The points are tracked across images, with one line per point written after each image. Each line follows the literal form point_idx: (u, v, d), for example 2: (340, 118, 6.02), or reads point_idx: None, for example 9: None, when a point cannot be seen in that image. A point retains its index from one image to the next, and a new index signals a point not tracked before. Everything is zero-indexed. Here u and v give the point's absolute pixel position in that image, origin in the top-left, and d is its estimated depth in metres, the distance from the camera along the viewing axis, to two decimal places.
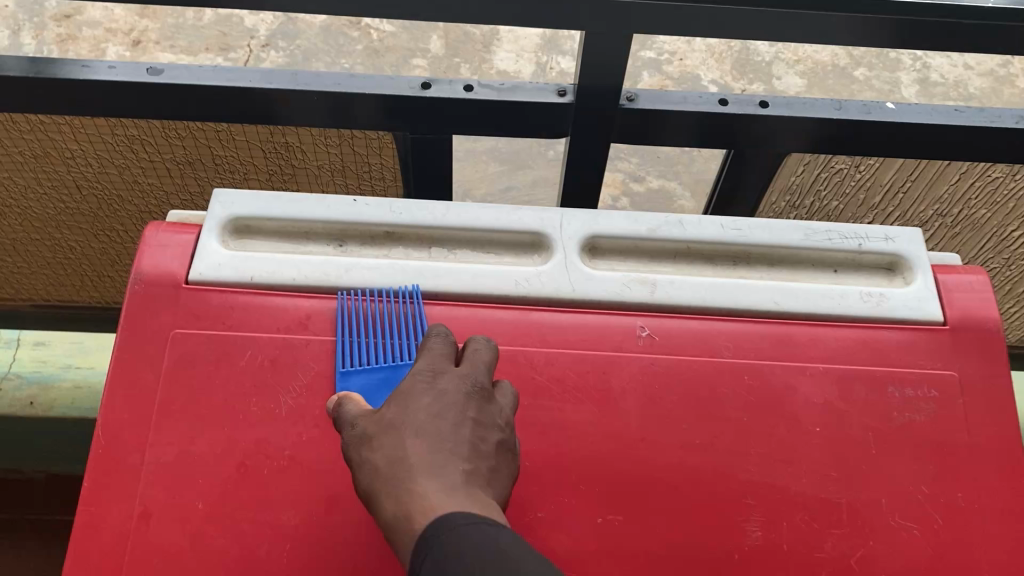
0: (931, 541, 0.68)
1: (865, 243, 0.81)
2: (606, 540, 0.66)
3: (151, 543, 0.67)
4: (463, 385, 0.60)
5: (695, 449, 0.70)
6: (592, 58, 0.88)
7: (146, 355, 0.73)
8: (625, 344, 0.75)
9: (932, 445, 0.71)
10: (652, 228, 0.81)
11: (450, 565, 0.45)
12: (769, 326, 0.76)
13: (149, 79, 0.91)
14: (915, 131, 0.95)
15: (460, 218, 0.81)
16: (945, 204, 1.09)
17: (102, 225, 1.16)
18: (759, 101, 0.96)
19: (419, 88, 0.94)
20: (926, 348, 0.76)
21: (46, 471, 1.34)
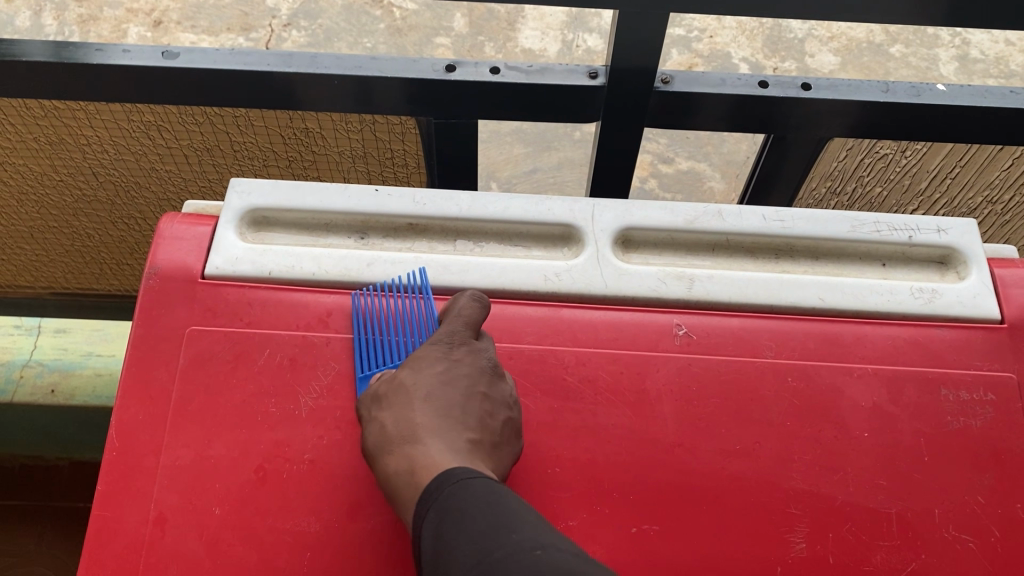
0: (988, 555, 0.64)
1: (916, 234, 0.76)
2: (641, 552, 0.63)
3: (166, 550, 0.64)
4: (478, 362, 0.65)
5: (735, 455, 0.66)
6: (626, 39, 0.84)
7: (160, 353, 0.70)
8: (661, 343, 0.71)
9: (989, 451, 0.67)
10: (689, 219, 0.76)
11: (454, 519, 0.51)
12: (814, 324, 0.72)
13: (163, 64, 0.87)
14: (968, 114, 0.90)
15: (486, 209, 0.77)
16: (995, 190, 1.03)
17: (119, 212, 1.14)
18: (801, 83, 0.91)
19: (443, 71, 0.90)
20: (982, 348, 0.71)
21: (69, 459, 1.34)
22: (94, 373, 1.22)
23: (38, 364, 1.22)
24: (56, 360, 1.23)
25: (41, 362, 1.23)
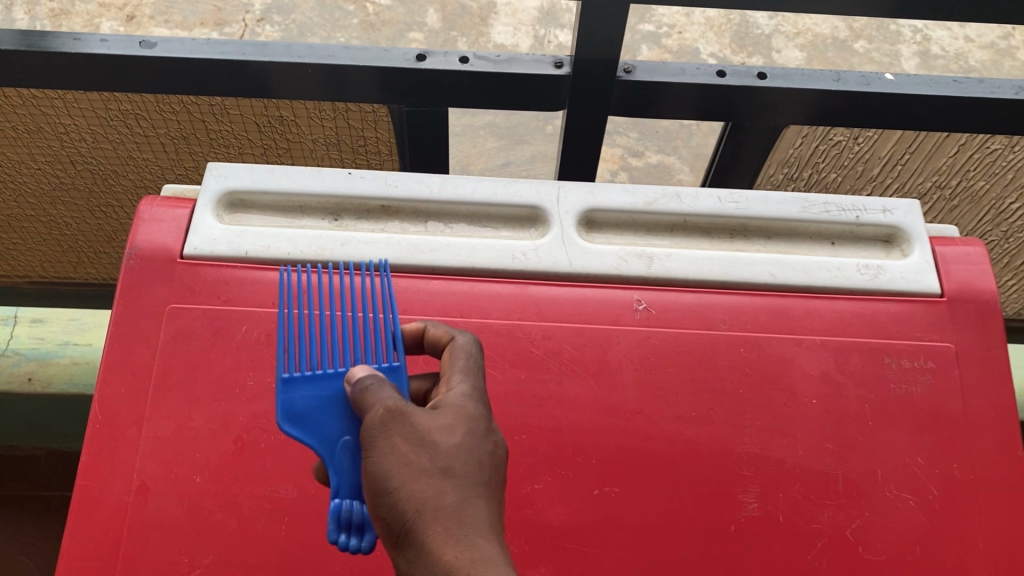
0: (926, 512, 0.68)
1: (863, 215, 0.80)
2: (602, 513, 0.67)
3: (150, 517, 0.67)
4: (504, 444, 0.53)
5: (692, 421, 0.70)
6: (589, 29, 0.87)
7: (142, 330, 0.73)
8: (622, 317, 0.74)
9: (929, 416, 0.72)
10: (649, 201, 0.80)
11: None
12: (766, 299, 0.76)
13: (140, 53, 0.90)
14: (916, 102, 0.95)
15: (456, 191, 0.80)
16: (943, 176, 1.08)
17: (97, 201, 1.16)
18: (758, 73, 0.95)
19: (414, 60, 0.93)
20: (924, 320, 0.75)
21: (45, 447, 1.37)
22: (71, 361, 1.23)
23: (15, 353, 1.22)
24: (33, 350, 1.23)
25: (17, 352, 1.23)
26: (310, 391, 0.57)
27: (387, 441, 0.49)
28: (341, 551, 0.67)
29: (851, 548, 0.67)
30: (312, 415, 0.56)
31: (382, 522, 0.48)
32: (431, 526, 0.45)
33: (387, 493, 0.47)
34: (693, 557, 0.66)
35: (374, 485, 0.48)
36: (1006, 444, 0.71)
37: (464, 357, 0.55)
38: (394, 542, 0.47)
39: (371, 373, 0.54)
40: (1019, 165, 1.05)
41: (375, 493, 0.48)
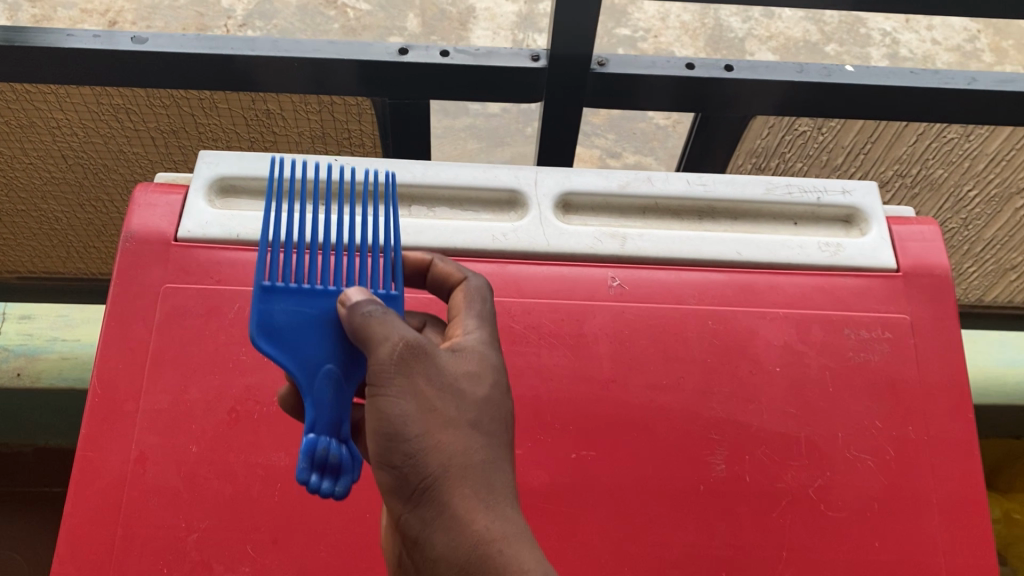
0: (883, 471, 0.73)
1: (824, 196, 0.85)
2: (579, 475, 0.71)
3: (147, 485, 0.70)
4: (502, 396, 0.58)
5: (663, 389, 0.75)
6: (563, 23, 0.92)
7: (138, 308, 0.76)
8: (597, 293, 0.78)
9: (885, 382, 0.76)
10: (622, 184, 0.84)
11: None
12: (732, 275, 0.80)
13: (132, 48, 0.93)
14: (874, 92, 1.00)
15: (438, 176, 0.84)
16: (904, 164, 1.15)
17: (87, 195, 1.19)
18: (725, 65, 1.00)
19: (396, 54, 0.97)
20: (881, 294, 0.80)
21: (33, 445, 1.37)
22: (61, 356, 1.25)
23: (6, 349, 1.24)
24: (21, 346, 1.23)
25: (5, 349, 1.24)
26: (287, 310, 0.57)
27: (409, 379, 0.51)
28: (331, 516, 0.70)
29: (814, 505, 0.71)
30: (290, 335, 0.57)
31: (393, 458, 0.51)
32: (459, 479, 0.50)
33: (407, 434, 0.51)
34: (665, 514, 0.70)
35: (388, 420, 0.51)
36: (959, 408, 0.76)
37: (473, 301, 0.59)
38: (404, 482, 0.51)
39: (371, 297, 0.54)
40: (974, 154, 1.11)
41: (389, 429, 0.51)
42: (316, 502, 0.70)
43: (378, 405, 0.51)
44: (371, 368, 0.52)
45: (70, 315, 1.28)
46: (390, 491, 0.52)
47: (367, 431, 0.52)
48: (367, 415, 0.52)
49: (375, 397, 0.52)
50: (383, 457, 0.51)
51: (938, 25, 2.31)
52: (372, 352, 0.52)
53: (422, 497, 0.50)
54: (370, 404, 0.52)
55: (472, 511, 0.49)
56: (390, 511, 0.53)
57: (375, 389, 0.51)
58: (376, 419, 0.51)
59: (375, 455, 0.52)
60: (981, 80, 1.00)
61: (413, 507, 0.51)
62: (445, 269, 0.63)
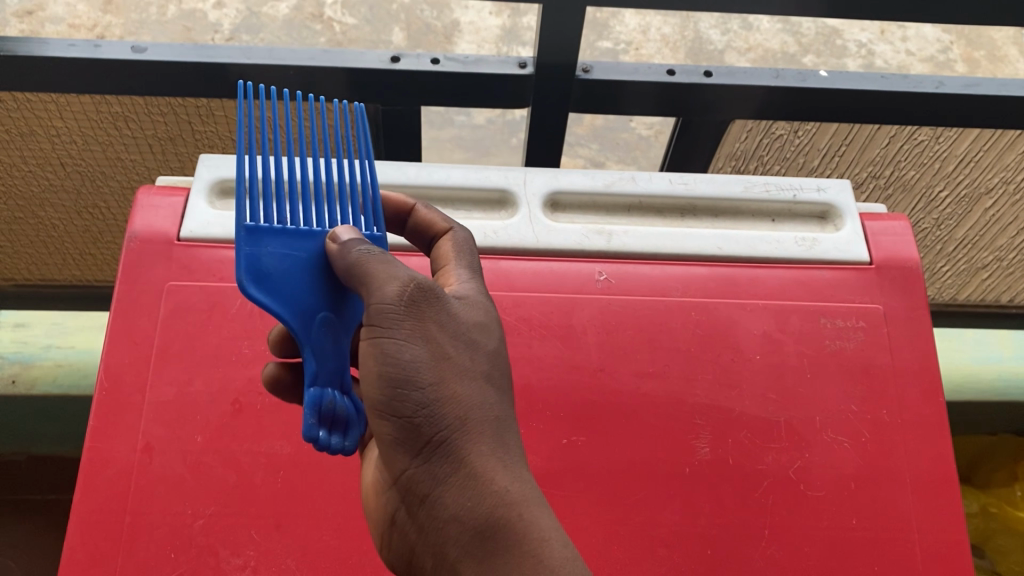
0: (859, 452, 0.77)
1: (800, 194, 0.89)
2: (570, 459, 0.74)
3: (154, 473, 0.73)
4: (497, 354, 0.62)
5: (648, 377, 0.78)
6: (549, 32, 0.96)
7: (143, 305, 0.79)
8: (585, 287, 0.82)
9: (860, 368, 0.80)
10: (608, 184, 0.88)
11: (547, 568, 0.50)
12: (714, 269, 0.84)
13: (132, 57, 0.96)
14: (847, 96, 1.04)
15: (431, 177, 0.87)
16: (878, 166, 1.20)
17: (84, 202, 1.21)
18: (703, 71, 1.05)
19: (389, 62, 1.01)
20: (854, 285, 0.84)
21: (27, 454, 1.32)
22: (55, 364, 1.15)
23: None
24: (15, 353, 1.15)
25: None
26: (270, 254, 0.58)
27: (422, 326, 0.55)
28: (332, 502, 0.73)
29: (794, 485, 0.75)
30: (279, 279, 0.57)
31: (403, 404, 0.54)
32: (472, 429, 0.53)
33: (421, 380, 0.54)
34: (652, 496, 0.73)
35: (401, 363, 0.54)
36: (930, 392, 0.80)
37: (462, 252, 0.64)
38: (413, 429, 0.54)
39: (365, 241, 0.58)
40: (945, 155, 1.16)
41: (401, 374, 0.54)
42: (317, 488, 0.73)
43: (391, 350, 0.54)
44: (382, 312, 0.55)
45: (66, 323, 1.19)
46: (396, 437, 0.54)
47: (374, 375, 0.55)
48: (375, 359, 0.55)
49: (387, 341, 0.54)
50: (394, 402, 0.54)
51: None
52: (382, 295, 0.55)
53: (434, 445, 0.53)
54: (380, 348, 0.54)
55: (486, 464, 0.53)
56: (392, 463, 0.55)
57: (387, 334, 0.54)
58: (388, 364, 0.54)
59: (383, 401, 0.54)
60: (947, 84, 1.05)
61: (423, 454, 0.54)
62: (430, 217, 0.69)
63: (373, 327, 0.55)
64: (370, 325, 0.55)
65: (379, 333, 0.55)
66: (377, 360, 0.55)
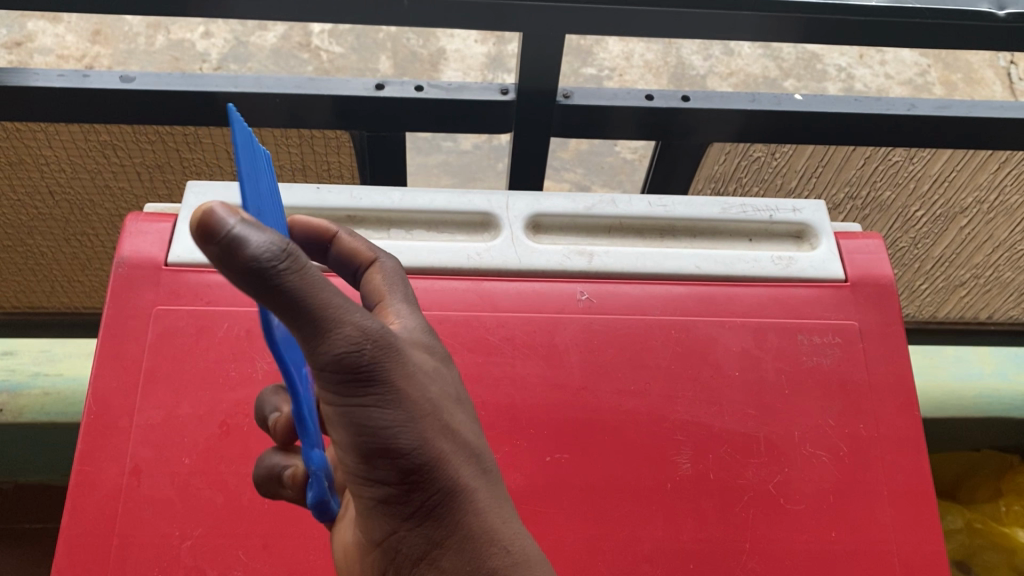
0: (837, 465, 0.78)
1: (776, 214, 0.91)
2: (554, 476, 0.75)
3: (142, 496, 0.73)
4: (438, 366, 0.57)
5: (630, 394, 0.80)
6: (529, 60, 0.98)
7: (131, 330, 0.80)
8: (567, 307, 0.84)
9: (837, 383, 0.82)
10: (588, 206, 0.90)
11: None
12: (693, 288, 0.86)
13: (121, 86, 0.98)
14: (822, 118, 1.07)
15: (414, 201, 0.89)
16: (854, 187, 1.22)
17: (73, 230, 1.22)
18: (682, 96, 1.08)
19: (373, 89, 1.03)
20: (831, 302, 0.86)
21: (14, 482, 1.30)
22: (43, 392, 1.15)
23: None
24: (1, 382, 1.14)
25: None
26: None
27: (393, 388, 0.48)
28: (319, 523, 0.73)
29: (774, 500, 0.76)
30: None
31: (385, 472, 0.49)
32: (459, 483, 0.51)
33: (402, 448, 0.49)
34: (635, 512, 0.75)
35: (377, 433, 0.48)
36: (906, 406, 0.81)
37: (395, 283, 0.58)
38: (399, 495, 0.50)
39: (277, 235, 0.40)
40: (919, 175, 1.18)
41: (379, 445, 0.48)
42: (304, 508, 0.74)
43: (364, 421, 0.48)
44: (341, 381, 0.46)
45: (54, 350, 1.18)
46: (380, 502, 0.51)
47: (345, 443, 0.49)
48: (343, 427, 0.49)
49: (354, 410, 0.48)
50: (374, 472, 0.49)
51: (891, 61, 2.38)
52: (335, 354, 0.44)
53: (423, 508, 0.51)
54: (348, 417, 0.48)
55: (480, 518, 0.51)
56: (373, 522, 0.52)
57: (353, 403, 0.47)
58: (361, 434, 0.48)
59: (361, 470, 0.50)
60: (920, 106, 1.08)
61: (412, 518, 0.51)
62: (353, 244, 0.60)
63: (334, 395, 0.47)
64: (325, 390, 0.48)
65: (343, 401, 0.47)
66: (345, 428, 0.48)
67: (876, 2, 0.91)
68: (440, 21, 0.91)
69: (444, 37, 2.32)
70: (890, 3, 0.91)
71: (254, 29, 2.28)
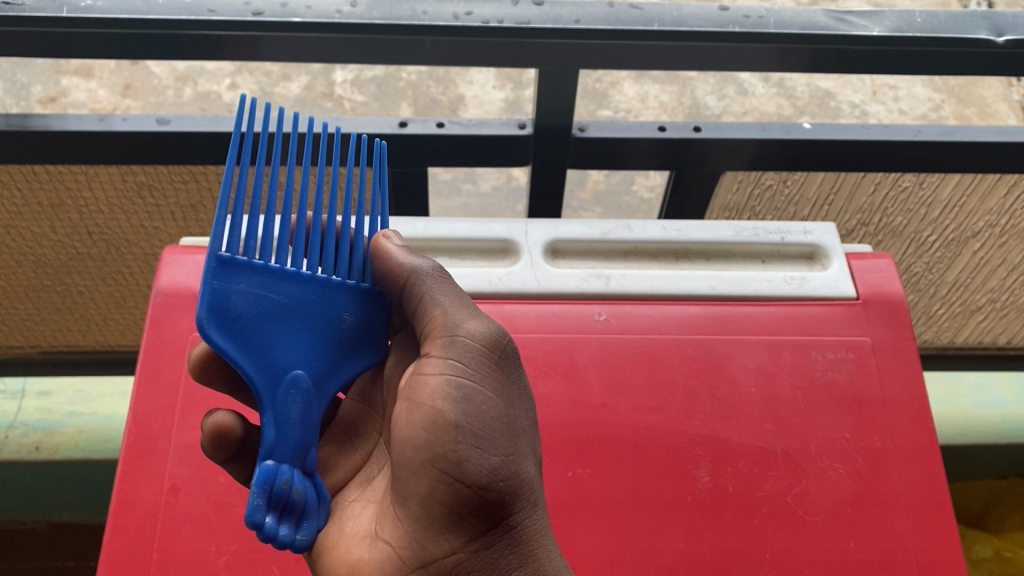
0: (853, 476, 0.80)
1: (787, 236, 0.94)
2: (576, 490, 0.78)
3: (181, 513, 0.76)
4: None
5: (649, 411, 0.82)
6: (547, 97, 1.03)
7: (169, 355, 0.84)
8: (587, 327, 0.86)
9: (852, 397, 0.84)
10: (605, 231, 0.93)
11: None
12: (707, 308, 0.89)
13: (157, 128, 1.04)
14: (830, 145, 1.10)
15: (437, 230, 0.92)
16: (866, 213, 1.26)
17: (109, 269, 1.27)
18: (693, 127, 1.12)
19: (397, 127, 1.07)
20: (844, 319, 0.88)
21: (46, 520, 1.30)
22: (78, 430, 1.18)
23: (23, 424, 1.18)
24: (41, 420, 1.18)
25: (24, 424, 1.18)
26: (243, 288, 0.61)
27: (504, 387, 0.66)
28: None
29: (792, 510, 0.78)
30: (242, 318, 0.60)
31: (476, 457, 0.63)
32: (529, 497, 0.65)
33: (497, 438, 0.64)
34: (656, 524, 0.77)
35: (483, 415, 0.64)
36: (921, 418, 0.83)
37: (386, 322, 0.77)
38: (481, 485, 0.63)
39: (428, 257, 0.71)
40: (930, 201, 1.21)
41: (481, 426, 0.64)
42: None
43: (478, 402, 0.64)
44: (475, 356, 0.66)
45: (88, 390, 1.22)
46: (457, 485, 0.63)
47: (451, 417, 0.63)
48: (458, 402, 0.64)
49: (471, 391, 0.64)
50: (468, 454, 0.63)
51: (904, 98, 2.39)
52: (468, 329, 0.67)
53: (493, 497, 0.63)
54: (466, 393, 0.64)
55: (537, 532, 0.64)
56: (445, 507, 0.63)
57: (475, 385, 0.65)
58: (471, 414, 0.64)
59: (456, 449, 0.63)
60: (926, 132, 1.10)
61: (481, 504, 0.63)
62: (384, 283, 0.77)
63: (461, 370, 0.65)
64: (451, 365, 0.65)
65: (465, 378, 0.65)
66: (460, 403, 0.64)
67: (877, 32, 0.94)
68: (460, 61, 0.96)
69: (464, 84, 2.38)
70: (890, 32, 0.94)
71: (279, 79, 2.34)
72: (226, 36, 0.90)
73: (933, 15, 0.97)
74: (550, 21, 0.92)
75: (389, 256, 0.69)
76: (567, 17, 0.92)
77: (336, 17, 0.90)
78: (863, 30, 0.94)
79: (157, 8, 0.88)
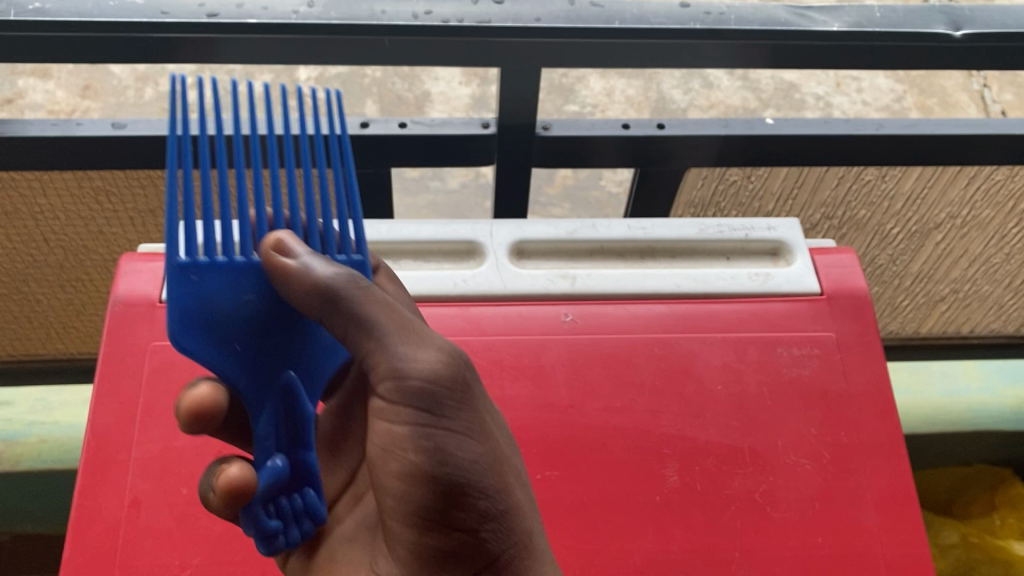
0: (820, 472, 0.80)
1: (752, 232, 0.94)
2: (544, 493, 0.77)
3: (142, 526, 0.75)
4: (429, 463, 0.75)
5: (617, 411, 0.82)
6: (508, 95, 1.02)
7: (128, 366, 0.82)
8: (553, 328, 0.86)
9: (817, 393, 0.84)
10: (570, 231, 0.93)
11: None
12: (673, 306, 0.89)
13: (112, 133, 1.02)
14: (791, 139, 1.11)
15: (401, 233, 0.91)
16: (830, 208, 1.26)
17: (67, 276, 1.25)
18: (657, 124, 1.12)
19: (358, 128, 1.06)
20: (808, 315, 0.89)
21: (8, 533, 1.27)
22: (40, 439, 1.14)
23: None
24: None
25: None
26: None
27: (477, 421, 0.62)
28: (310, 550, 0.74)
29: (760, 508, 0.78)
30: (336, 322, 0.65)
31: (460, 505, 0.61)
32: (521, 527, 0.63)
33: (480, 479, 0.61)
34: (626, 524, 0.76)
35: (461, 459, 0.61)
36: (886, 411, 0.84)
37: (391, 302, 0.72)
38: (469, 528, 0.62)
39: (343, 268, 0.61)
40: (892, 194, 1.22)
41: (460, 473, 0.61)
42: None
43: (451, 449, 0.61)
44: (440, 400, 0.60)
45: (49, 398, 1.17)
46: (446, 530, 0.62)
47: (426, 470, 0.60)
48: (430, 454, 0.60)
49: (444, 440, 0.61)
50: (451, 506, 0.61)
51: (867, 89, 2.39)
52: (422, 366, 0.60)
53: (485, 537, 0.62)
54: (436, 444, 0.60)
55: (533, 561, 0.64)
56: (438, 551, 0.62)
57: (446, 431, 0.61)
58: (448, 463, 0.61)
59: (436, 500, 0.61)
60: (887, 126, 1.11)
61: (474, 546, 0.62)
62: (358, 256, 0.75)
63: (427, 418, 0.60)
64: (416, 415, 0.60)
65: (433, 425, 0.60)
66: (432, 455, 0.60)
67: (837, 27, 0.95)
68: (421, 59, 0.95)
69: (429, 80, 2.36)
70: (849, 28, 0.95)
71: (241, 78, 2.30)
72: (178, 37, 0.88)
73: (892, 9, 0.97)
74: (511, 19, 0.91)
75: (291, 280, 0.60)
76: (527, 16, 0.91)
77: (292, 18, 0.88)
78: (823, 26, 0.95)
79: (108, 10, 0.86)
